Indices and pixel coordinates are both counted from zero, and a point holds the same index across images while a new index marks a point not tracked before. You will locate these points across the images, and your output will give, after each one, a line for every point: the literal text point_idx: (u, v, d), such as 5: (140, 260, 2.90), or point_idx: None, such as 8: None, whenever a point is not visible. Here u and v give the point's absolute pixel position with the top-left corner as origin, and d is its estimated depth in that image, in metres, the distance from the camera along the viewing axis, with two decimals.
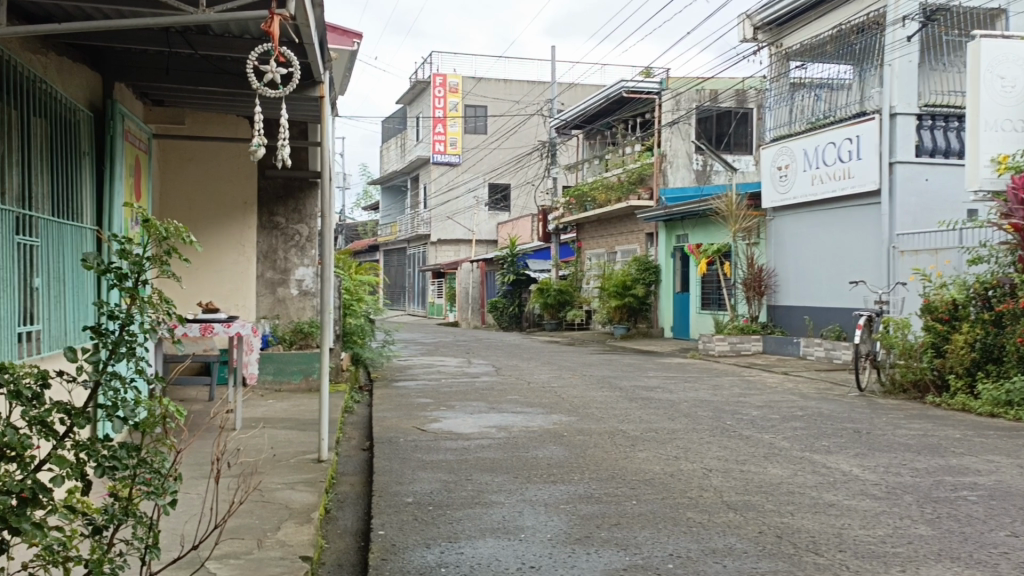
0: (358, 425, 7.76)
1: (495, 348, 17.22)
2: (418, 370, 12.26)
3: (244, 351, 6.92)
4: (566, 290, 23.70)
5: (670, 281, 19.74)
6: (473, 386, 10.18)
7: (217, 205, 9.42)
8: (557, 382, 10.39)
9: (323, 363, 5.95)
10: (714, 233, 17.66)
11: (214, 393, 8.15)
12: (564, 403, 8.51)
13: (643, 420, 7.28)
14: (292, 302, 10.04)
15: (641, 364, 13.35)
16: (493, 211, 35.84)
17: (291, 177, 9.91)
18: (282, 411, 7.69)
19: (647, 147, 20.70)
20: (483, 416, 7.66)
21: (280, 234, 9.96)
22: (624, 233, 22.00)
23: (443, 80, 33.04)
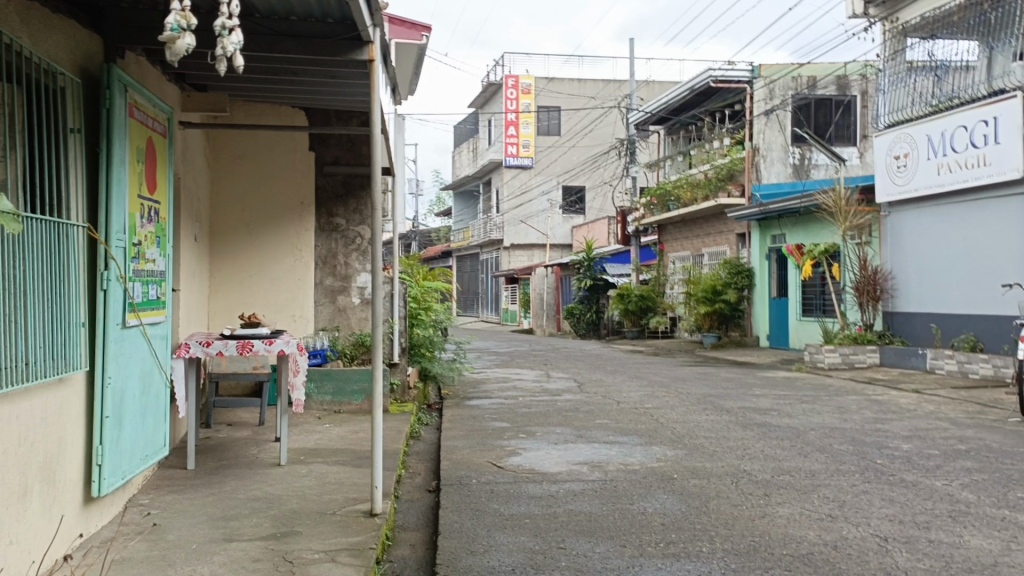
0: (424, 456, 6.67)
1: (576, 360, 15.95)
2: (492, 385, 11.13)
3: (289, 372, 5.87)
4: (648, 295, 22.28)
5: (765, 286, 18.09)
6: (556, 406, 8.98)
7: (270, 205, 8.65)
8: (651, 402, 9.08)
9: (377, 388, 4.83)
10: (816, 232, 16.01)
11: (265, 416, 7.26)
12: (664, 431, 7.22)
13: (768, 456, 5.95)
14: (353, 312, 9.02)
15: (742, 379, 11.87)
16: (568, 214, 34.63)
17: (351, 173, 8.91)
18: (338, 438, 6.67)
19: (738, 141, 19.11)
20: (571, 448, 6.45)
21: (340, 236, 8.97)
22: (713, 234, 20.40)
23: (516, 81, 31.95)
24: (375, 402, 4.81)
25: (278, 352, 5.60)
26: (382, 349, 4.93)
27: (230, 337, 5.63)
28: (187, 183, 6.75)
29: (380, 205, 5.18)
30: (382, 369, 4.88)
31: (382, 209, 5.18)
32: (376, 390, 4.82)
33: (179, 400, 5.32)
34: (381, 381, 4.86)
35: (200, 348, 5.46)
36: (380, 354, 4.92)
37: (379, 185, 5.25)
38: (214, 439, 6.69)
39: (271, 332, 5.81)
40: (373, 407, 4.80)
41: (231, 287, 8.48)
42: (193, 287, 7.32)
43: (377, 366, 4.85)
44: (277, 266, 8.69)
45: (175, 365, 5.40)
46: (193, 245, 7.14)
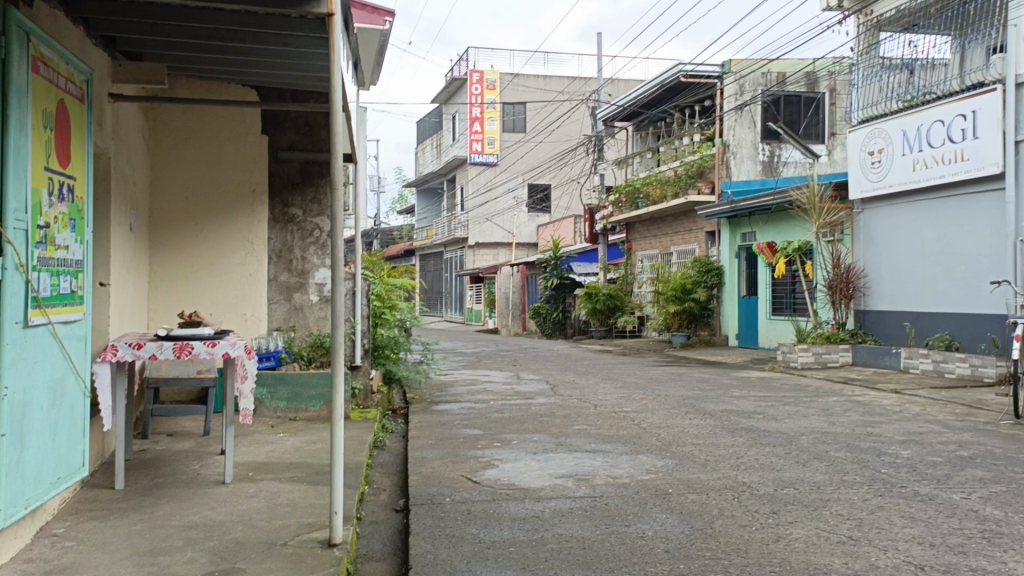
0: (389, 470, 6.04)
1: (545, 361, 15.41)
2: (459, 388, 10.51)
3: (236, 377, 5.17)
4: (616, 294, 21.87)
5: (735, 285, 17.74)
6: (528, 411, 8.41)
7: (219, 193, 7.99)
8: (629, 406, 8.56)
9: (338, 394, 4.19)
10: (788, 230, 15.71)
11: (209, 425, 6.57)
12: (648, 438, 6.69)
13: (767, 467, 5.44)
14: (311, 311, 8.28)
15: (719, 380, 11.45)
16: (533, 213, 34.13)
17: (308, 160, 8.23)
18: (292, 451, 6.01)
19: (708, 137, 18.79)
20: (550, 458, 5.88)
21: (297, 229, 8.24)
22: (682, 231, 20.04)
23: (480, 77, 31.48)
24: (334, 411, 4.17)
25: (221, 357, 4.90)
26: (344, 348, 4.28)
27: (166, 338, 4.95)
28: (118, 165, 6.09)
29: (340, 189, 4.48)
30: (343, 369, 4.23)
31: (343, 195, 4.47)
32: (335, 398, 4.18)
33: (103, 410, 4.64)
34: (341, 387, 4.22)
35: (130, 351, 4.78)
36: (342, 353, 4.28)
37: (339, 168, 4.51)
38: (152, 453, 5.97)
39: (215, 332, 5.14)
40: (332, 414, 4.17)
41: (175, 283, 7.81)
42: (128, 282, 6.66)
43: (338, 367, 4.21)
44: (226, 260, 8.02)
45: (100, 370, 4.71)
46: (125, 235, 6.48)
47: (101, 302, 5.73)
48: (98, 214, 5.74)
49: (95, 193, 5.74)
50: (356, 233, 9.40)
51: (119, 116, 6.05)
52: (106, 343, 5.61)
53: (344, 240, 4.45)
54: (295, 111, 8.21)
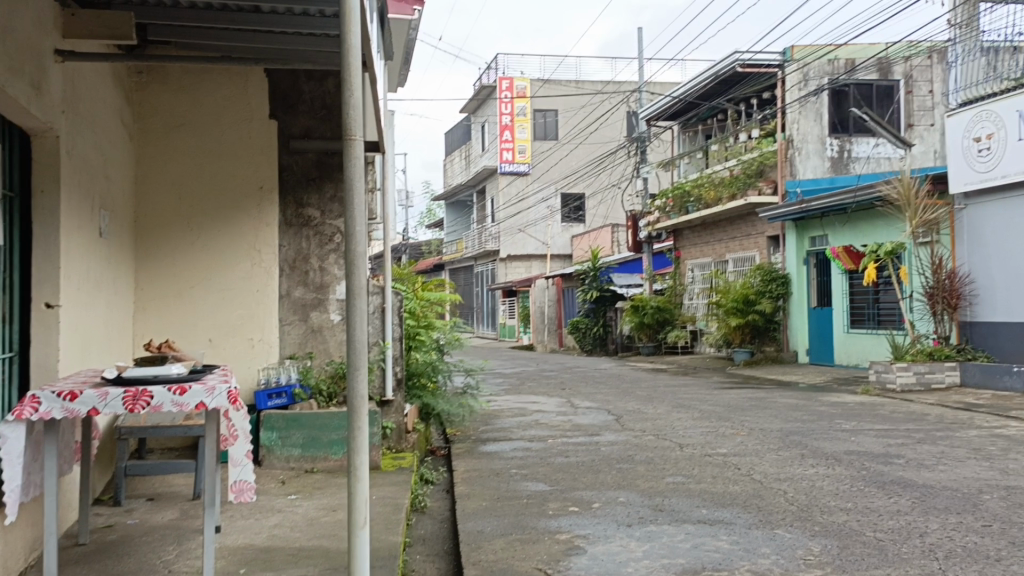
0: (435, 550, 4.49)
1: (596, 383, 13.84)
2: (508, 421, 8.93)
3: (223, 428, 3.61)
4: (665, 307, 20.29)
5: (804, 295, 16.03)
6: (600, 453, 6.84)
7: (218, 192, 6.55)
8: (723, 446, 6.93)
9: (358, 489, 2.86)
10: (868, 232, 14.08)
11: (200, 487, 5.14)
12: (773, 498, 5.06)
13: (977, 556, 3.78)
14: (331, 332, 6.76)
15: (809, 407, 9.79)
16: (566, 223, 32.62)
17: (327, 150, 6.75)
18: (305, 525, 4.49)
19: (767, 133, 17.18)
20: (657, 534, 4.29)
21: (313, 233, 6.75)
22: (738, 237, 18.38)
23: (510, 84, 29.77)
24: (352, 513, 2.87)
25: (194, 409, 3.37)
26: (367, 415, 2.89)
27: (115, 383, 3.42)
28: (78, 148, 4.68)
29: (356, 148, 2.99)
30: (367, 450, 2.88)
31: (361, 164, 2.97)
32: (354, 497, 2.85)
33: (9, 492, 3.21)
34: (363, 476, 2.89)
35: (59, 405, 3.28)
36: (362, 426, 2.88)
37: (357, 120, 3.00)
38: (119, 532, 4.49)
39: (194, 371, 3.61)
40: (351, 519, 2.86)
41: (167, 305, 6.42)
42: (97, 302, 5.22)
43: (359, 451, 2.86)
44: (229, 273, 6.56)
45: (9, 433, 3.23)
46: (92, 242, 5.07)
47: (49, 330, 4.33)
48: (42, 211, 4.35)
49: (39, 182, 4.34)
50: (383, 243, 7.83)
51: (76, 83, 4.61)
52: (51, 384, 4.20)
53: (367, 229, 2.98)
54: (310, 91, 6.73)
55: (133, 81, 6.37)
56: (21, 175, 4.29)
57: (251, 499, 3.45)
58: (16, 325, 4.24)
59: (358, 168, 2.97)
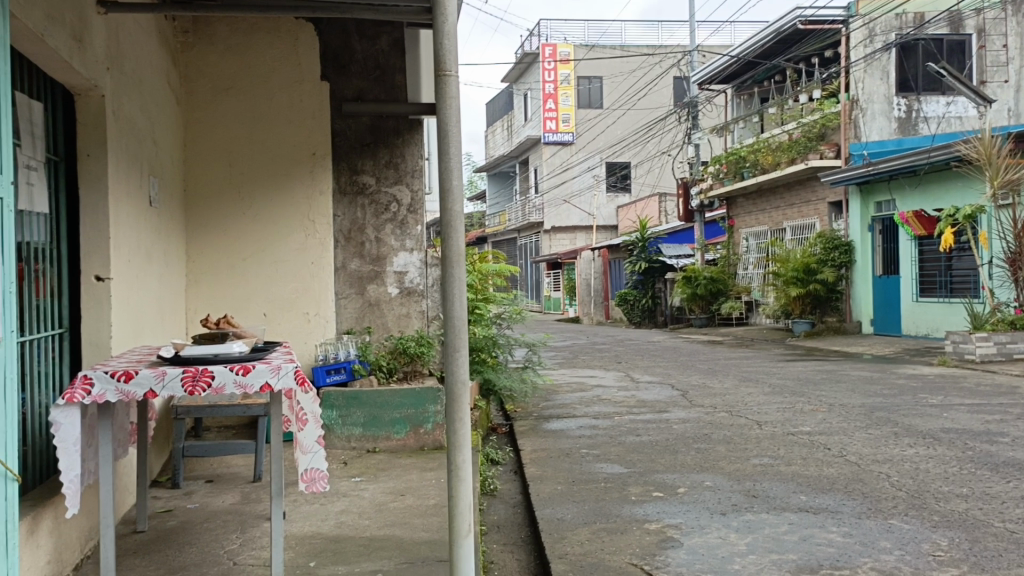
0: (512, 540, 4.17)
1: (653, 356, 13.44)
2: (569, 397, 8.59)
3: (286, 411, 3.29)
4: (718, 277, 19.73)
5: (869, 263, 15.33)
6: (673, 431, 6.47)
7: (270, 159, 6.25)
8: (805, 423, 6.50)
9: (460, 493, 2.62)
10: (942, 195, 13.35)
11: (260, 468, 4.91)
12: (877, 482, 4.63)
13: None
14: (388, 307, 6.50)
15: (886, 380, 9.27)
16: (612, 193, 32.01)
17: (381, 114, 6.42)
18: (374, 511, 4.22)
19: (830, 92, 16.47)
20: (757, 523, 3.91)
21: (368, 202, 6.46)
22: (797, 204, 17.68)
23: (553, 51, 29.44)
24: (454, 518, 2.62)
25: (259, 392, 3.07)
26: (468, 409, 2.62)
27: (172, 362, 3.13)
28: (123, 109, 4.41)
29: (451, 92, 2.62)
30: (469, 447, 2.61)
31: (455, 112, 2.61)
32: (456, 501, 2.61)
33: (67, 483, 2.97)
34: (465, 476, 2.63)
35: (113, 387, 3.00)
36: (463, 421, 2.60)
37: (451, 60, 2.63)
38: (179, 518, 4.27)
39: (255, 349, 3.29)
40: (452, 527, 2.62)
41: (220, 278, 6.16)
42: (148, 274, 4.99)
43: (461, 449, 2.60)
44: (283, 245, 6.27)
45: (62, 418, 2.97)
46: (141, 211, 4.82)
47: (98, 304, 4.11)
48: (88, 176, 4.08)
49: (84, 146, 4.08)
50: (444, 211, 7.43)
51: (120, 39, 4.34)
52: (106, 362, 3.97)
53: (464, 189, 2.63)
54: (363, 50, 6.42)
55: (180, 41, 6.07)
56: (65, 138, 4.03)
57: (324, 488, 3.14)
58: (65, 299, 4.03)
59: (452, 118, 2.61)
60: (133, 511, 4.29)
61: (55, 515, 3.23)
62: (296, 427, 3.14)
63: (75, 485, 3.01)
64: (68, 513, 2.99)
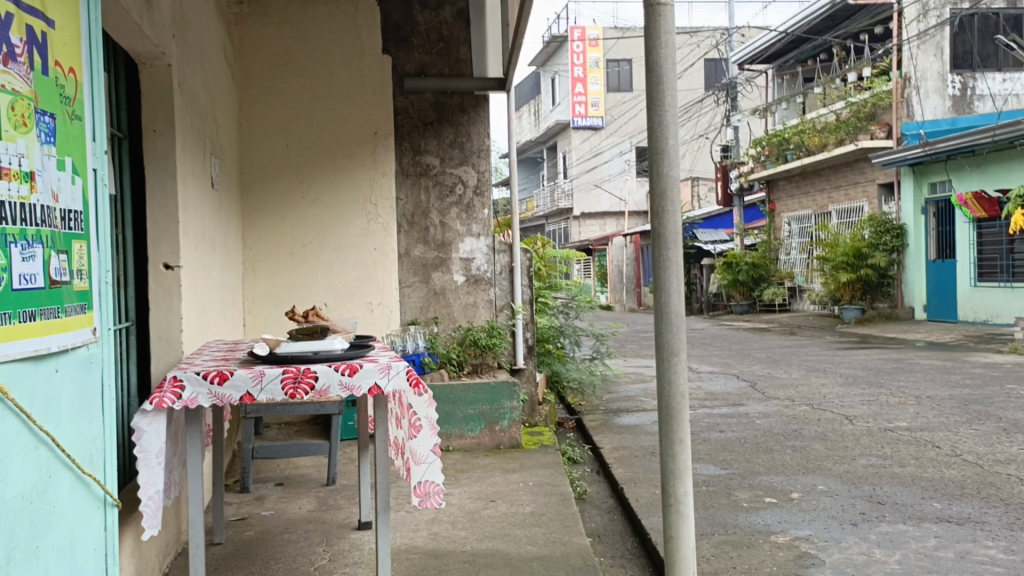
0: (619, 553, 3.80)
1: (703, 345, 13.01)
2: (632, 389, 8.20)
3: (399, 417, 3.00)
4: (760, 263, 19.22)
5: (922, 246, 14.69)
6: (757, 427, 6.06)
7: (329, 138, 5.91)
8: (899, 418, 6.06)
9: (681, 533, 2.47)
10: (1010, 174, 12.70)
11: (333, 471, 4.61)
12: (1012, 486, 4.17)
13: None
14: (454, 295, 6.19)
15: (963, 368, 8.78)
16: (643, 178, 31.47)
17: (445, 89, 6.11)
18: (468, 521, 3.86)
19: (880, 70, 15.85)
20: (899, 537, 3.49)
21: (432, 183, 6.16)
22: (844, 186, 17.08)
23: (582, 34, 27.69)
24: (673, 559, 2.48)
25: (366, 394, 2.74)
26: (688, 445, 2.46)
27: (267, 362, 2.80)
28: (187, 82, 4.07)
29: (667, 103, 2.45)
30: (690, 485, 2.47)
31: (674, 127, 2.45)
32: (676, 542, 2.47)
33: (146, 501, 2.61)
34: (686, 515, 2.48)
35: (205, 390, 2.67)
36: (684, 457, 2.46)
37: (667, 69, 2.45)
38: (256, 528, 3.95)
39: (356, 346, 2.95)
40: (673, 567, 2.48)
41: (278, 266, 5.83)
42: (212, 261, 4.68)
43: (682, 487, 2.46)
44: (344, 229, 5.93)
45: (146, 426, 2.63)
46: (203, 192, 4.50)
47: (168, 294, 3.80)
48: (154, 155, 3.75)
49: (150, 120, 3.74)
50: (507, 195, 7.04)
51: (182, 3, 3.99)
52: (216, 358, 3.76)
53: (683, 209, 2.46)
54: (425, 21, 6.12)
55: (234, 12, 5.72)
56: (128, 112, 3.70)
57: (439, 504, 2.82)
58: (132, 289, 3.72)
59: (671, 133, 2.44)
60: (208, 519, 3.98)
61: (137, 534, 2.91)
62: (410, 434, 2.84)
63: (155, 503, 2.64)
64: (146, 535, 2.62)
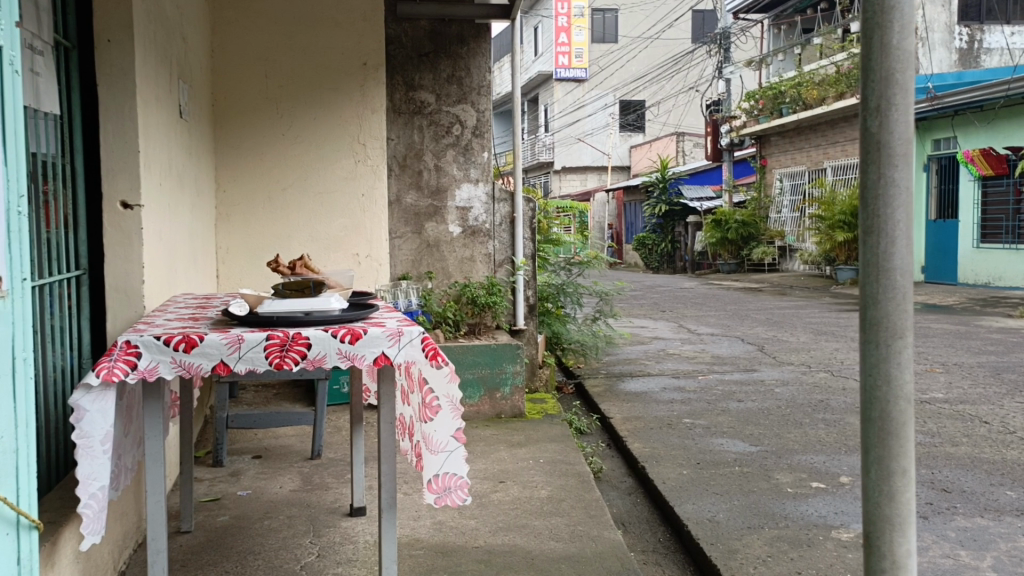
0: (655, 548, 3.29)
1: (696, 304, 12.57)
2: (633, 351, 7.71)
3: (413, 393, 2.39)
4: (750, 221, 18.78)
5: (921, 206, 14.30)
6: (777, 396, 5.60)
7: (314, 68, 5.23)
8: (931, 388, 5.65)
9: None
10: (1021, 130, 12.30)
11: (319, 445, 4.05)
12: None
13: None
14: (450, 248, 5.58)
15: (976, 333, 8.41)
16: (627, 133, 30.81)
17: (443, 17, 5.42)
18: (477, 509, 3.32)
19: (885, 20, 15.23)
20: (981, 534, 3.03)
21: (427, 122, 5.49)
22: (841, 142, 16.59)
23: None
24: None
25: (370, 367, 2.18)
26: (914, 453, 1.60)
27: (246, 324, 2.22)
28: None
29: None
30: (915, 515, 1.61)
31: None
32: None
33: (86, 501, 2.01)
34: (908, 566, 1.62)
35: (167, 358, 2.08)
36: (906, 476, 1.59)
37: None
38: (231, 513, 3.38)
39: (360, 309, 2.37)
40: None
41: (255, 211, 5.18)
42: (180, 203, 4.04)
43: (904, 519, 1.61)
44: (330, 171, 5.28)
45: (87, 405, 2.00)
46: (170, 122, 3.86)
47: (124, 237, 3.18)
48: (111, 72, 3.12)
49: (103, 27, 3.10)
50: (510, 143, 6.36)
51: None
52: (170, 309, 3.08)
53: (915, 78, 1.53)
54: None
55: None
56: (77, 16, 3.04)
57: (463, 501, 2.24)
58: (83, 231, 3.10)
59: None
60: (174, 500, 3.40)
61: (80, 534, 2.32)
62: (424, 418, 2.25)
63: (98, 503, 2.05)
64: (86, 544, 2.04)
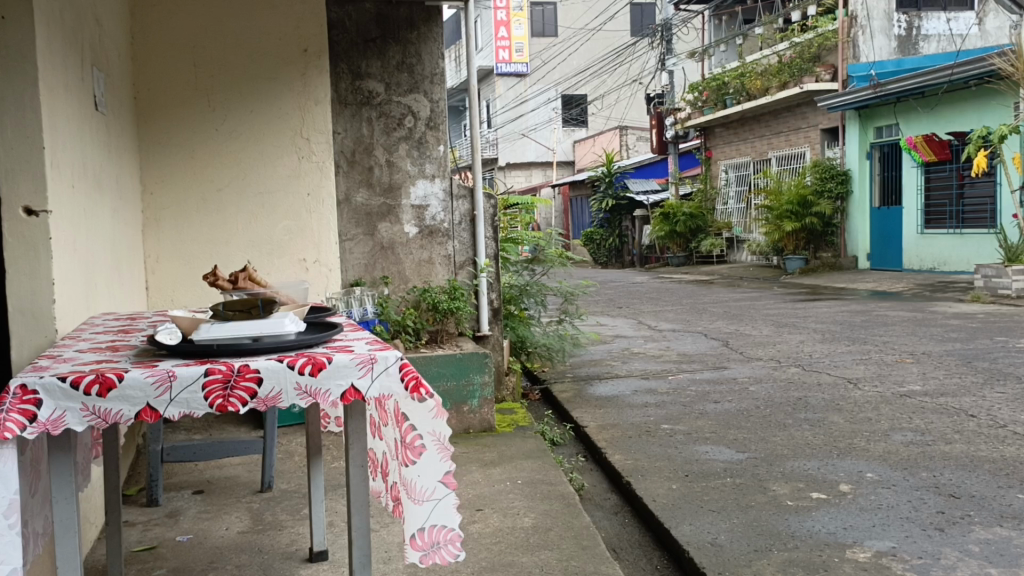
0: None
1: (651, 299, 12.36)
2: (596, 352, 7.40)
3: (390, 430, 2.03)
4: (697, 213, 18.75)
5: (867, 194, 14.42)
6: (754, 396, 5.36)
7: (248, 57, 4.76)
8: (908, 380, 5.48)
9: None
10: (963, 118, 12.43)
11: (270, 476, 3.63)
12: None
13: None
14: (405, 250, 5.18)
15: (936, 320, 8.37)
16: (569, 128, 30.65)
17: None
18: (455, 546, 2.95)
19: (826, 9, 15.32)
20: (1007, 548, 2.79)
21: (376, 113, 5.08)
22: (785, 132, 16.66)
23: None
24: None
25: (333, 404, 1.80)
26: None
27: (177, 354, 1.80)
28: None
29: None
30: None
31: None
32: None
33: None
34: None
35: (77, 405, 1.66)
36: None
37: None
38: (170, 565, 2.93)
39: (320, 330, 1.98)
40: None
41: (188, 214, 4.69)
42: (99, 208, 3.55)
43: None
44: (271, 170, 4.82)
45: None
46: (84, 117, 3.39)
47: (31, 250, 2.72)
48: (9, 58, 2.66)
49: None
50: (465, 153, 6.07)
51: None
52: (87, 330, 2.63)
53: None
54: None
55: None
56: None
57: (456, 555, 1.90)
58: None
59: None
60: (102, 553, 2.94)
61: None
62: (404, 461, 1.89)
63: None
64: None
